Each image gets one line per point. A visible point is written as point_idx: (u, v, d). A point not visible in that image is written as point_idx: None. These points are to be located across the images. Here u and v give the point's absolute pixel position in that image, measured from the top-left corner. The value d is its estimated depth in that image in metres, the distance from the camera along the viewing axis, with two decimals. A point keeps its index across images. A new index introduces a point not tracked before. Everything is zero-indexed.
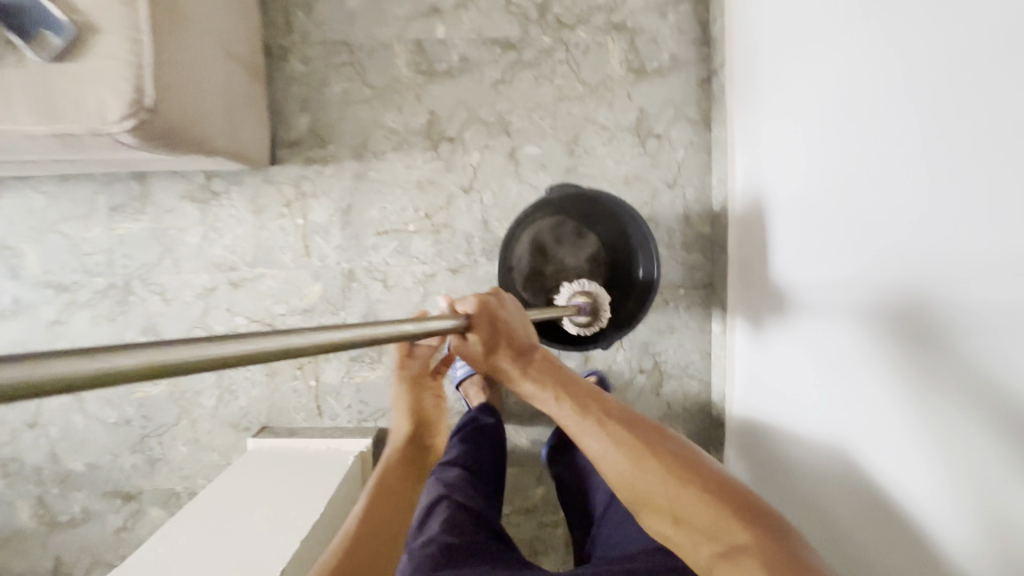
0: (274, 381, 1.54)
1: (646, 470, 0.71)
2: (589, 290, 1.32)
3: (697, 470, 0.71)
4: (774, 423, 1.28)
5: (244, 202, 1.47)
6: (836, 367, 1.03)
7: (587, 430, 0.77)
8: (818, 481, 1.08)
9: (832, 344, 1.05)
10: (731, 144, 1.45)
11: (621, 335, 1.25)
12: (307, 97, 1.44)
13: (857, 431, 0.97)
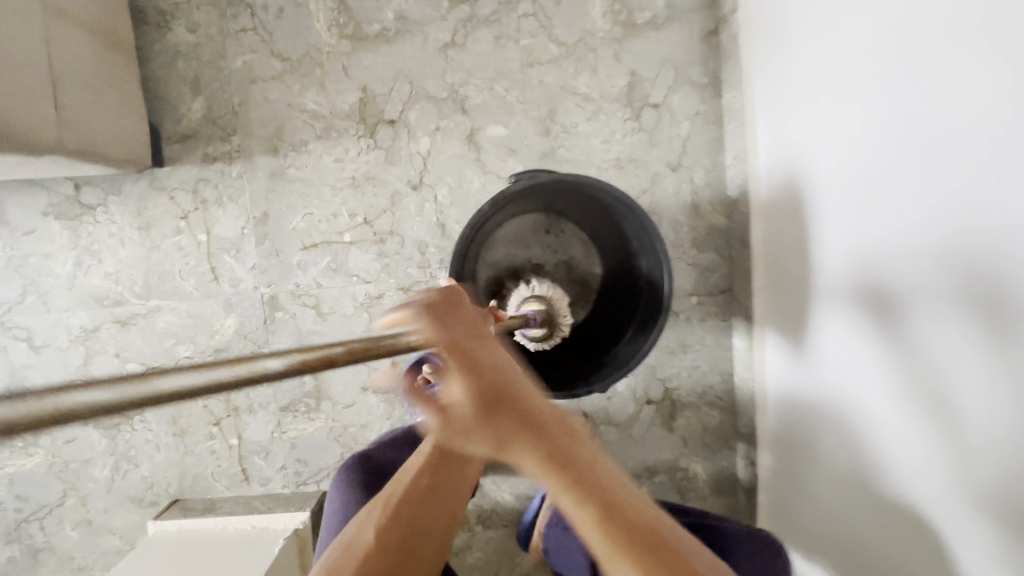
0: (184, 443, 1.20)
1: None
2: (543, 293, 1.00)
3: None
4: (788, 441, 1.09)
5: (128, 216, 1.13)
6: (876, 393, 0.81)
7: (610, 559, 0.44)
8: (838, 513, 0.92)
9: (855, 355, 0.87)
10: (750, 109, 1.13)
11: (625, 374, 0.90)
12: (199, 75, 1.11)
13: (887, 467, 0.79)
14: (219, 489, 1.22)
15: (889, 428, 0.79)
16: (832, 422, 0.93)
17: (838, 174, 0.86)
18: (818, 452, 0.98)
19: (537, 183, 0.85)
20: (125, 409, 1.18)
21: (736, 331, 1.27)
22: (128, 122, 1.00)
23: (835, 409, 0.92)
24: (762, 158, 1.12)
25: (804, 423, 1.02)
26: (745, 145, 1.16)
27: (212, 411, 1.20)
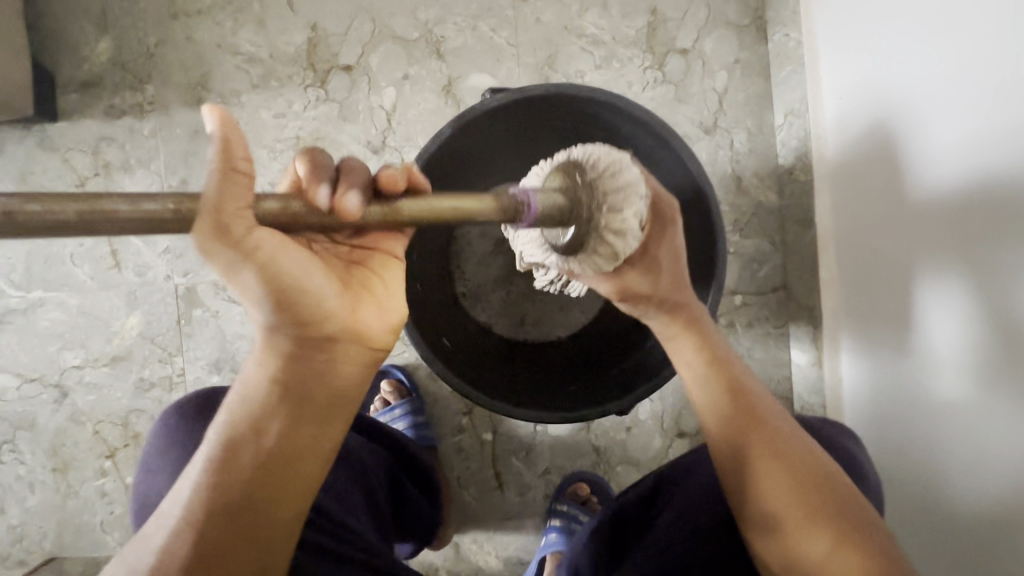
0: (66, 482, 0.91)
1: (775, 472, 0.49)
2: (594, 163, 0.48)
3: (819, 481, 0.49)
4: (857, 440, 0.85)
5: (9, 185, 0.90)
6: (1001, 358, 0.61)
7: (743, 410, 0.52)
8: (934, 525, 0.69)
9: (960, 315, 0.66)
10: (810, 46, 0.86)
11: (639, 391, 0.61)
12: (106, 10, 0.89)
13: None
14: (110, 545, 0.91)
15: (1013, 431, 0.59)
16: (922, 435, 0.72)
17: (910, 96, 0.69)
18: (905, 479, 0.75)
19: (510, 95, 0.60)
20: None
21: (794, 340, 0.97)
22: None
23: (926, 417, 0.71)
24: (828, 110, 0.85)
25: (886, 447, 0.78)
26: (803, 94, 0.89)
27: (105, 440, 0.91)
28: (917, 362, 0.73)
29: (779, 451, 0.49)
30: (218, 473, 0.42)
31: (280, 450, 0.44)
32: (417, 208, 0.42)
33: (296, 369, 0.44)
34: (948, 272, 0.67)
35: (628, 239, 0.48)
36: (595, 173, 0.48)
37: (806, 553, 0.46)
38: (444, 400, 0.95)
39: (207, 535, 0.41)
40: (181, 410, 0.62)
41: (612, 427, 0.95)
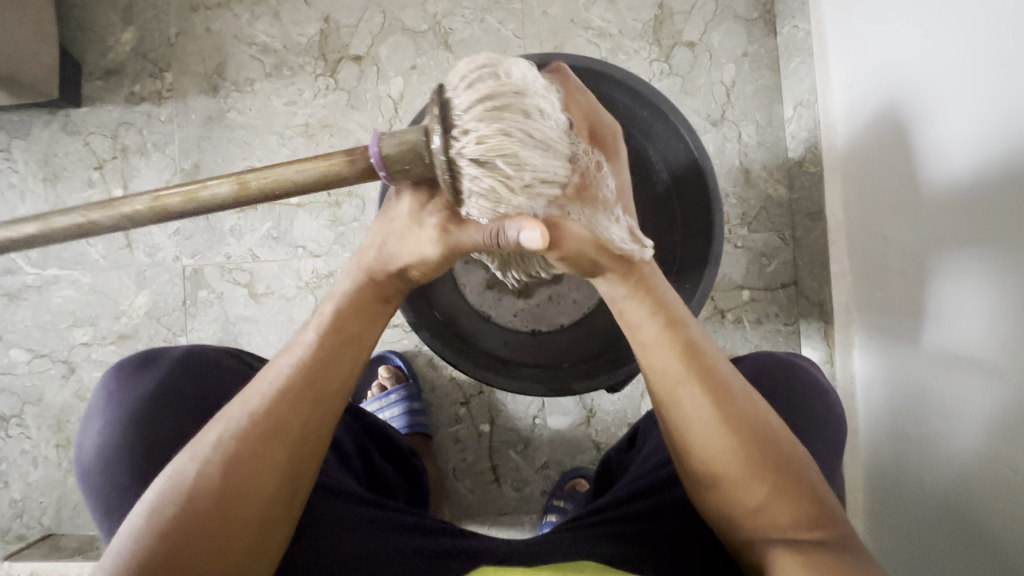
0: (67, 457, 0.93)
1: (709, 438, 0.47)
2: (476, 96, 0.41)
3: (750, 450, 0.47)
4: (869, 427, 0.82)
5: (33, 166, 0.95)
6: (998, 334, 0.60)
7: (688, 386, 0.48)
8: (939, 505, 0.67)
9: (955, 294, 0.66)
10: (819, 36, 0.85)
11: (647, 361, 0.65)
12: (134, 4, 0.95)
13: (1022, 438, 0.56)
14: None
15: (1017, 418, 0.57)
16: (939, 433, 0.68)
17: (910, 78, 0.69)
18: (920, 476, 0.71)
19: None
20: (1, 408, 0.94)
21: (805, 338, 0.93)
22: (25, 37, 0.83)
23: (943, 415, 0.67)
24: (838, 100, 0.83)
25: (902, 442, 0.75)
26: (812, 84, 0.87)
27: None
28: (933, 356, 0.70)
29: (730, 408, 0.48)
30: (264, 397, 0.47)
31: (314, 380, 0.48)
32: (337, 173, 0.44)
33: (362, 313, 0.50)
34: (957, 261, 0.64)
35: (516, 159, 0.40)
36: (447, 111, 0.41)
37: (741, 504, 0.47)
38: (442, 388, 0.94)
39: (251, 452, 0.45)
40: (118, 370, 0.63)
41: (615, 423, 0.92)
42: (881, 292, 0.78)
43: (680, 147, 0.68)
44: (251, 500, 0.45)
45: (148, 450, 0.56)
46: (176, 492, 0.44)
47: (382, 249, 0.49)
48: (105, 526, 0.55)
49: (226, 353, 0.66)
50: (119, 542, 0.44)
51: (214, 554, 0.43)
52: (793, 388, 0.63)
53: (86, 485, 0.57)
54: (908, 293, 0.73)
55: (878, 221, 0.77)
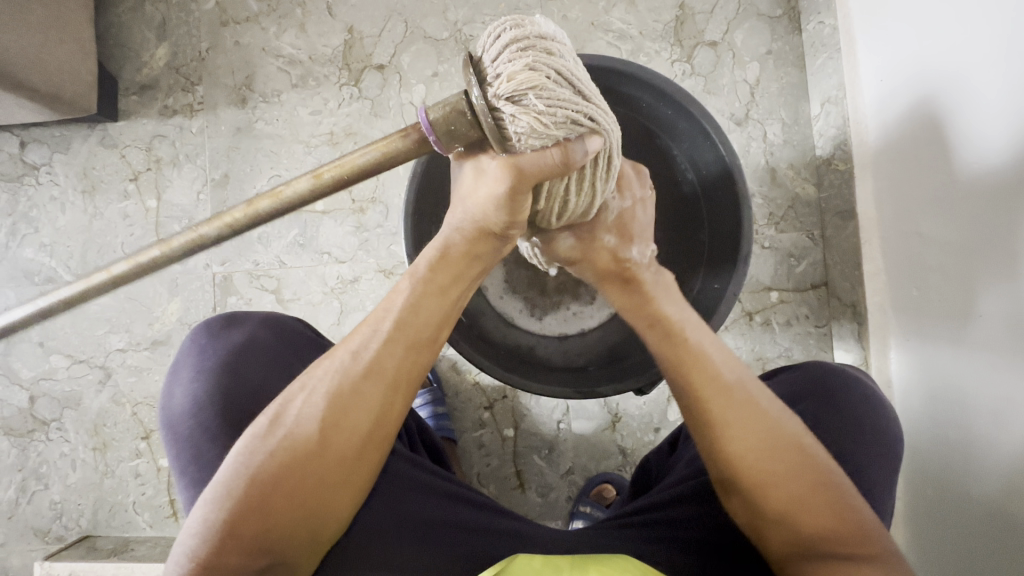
0: (102, 461, 0.95)
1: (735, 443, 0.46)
2: (502, 41, 0.43)
3: (783, 459, 0.46)
4: (911, 427, 0.79)
5: (72, 178, 0.99)
6: None
7: (713, 389, 0.48)
8: (991, 510, 0.64)
9: (996, 281, 0.63)
10: (846, 30, 0.83)
11: None
12: (167, 20, 0.99)
13: None
14: (139, 526, 0.93)
15: None
16: (986, 437, 0.65)
17: (934, 72, 0.69)
18: (967, 484, 0.68)
19: None
20: (41, 412, 0.97)
21: (837, 341, 0.91)
22: (67, 55, 0.86)
23: (991, 418, 0.65)
24: (868, 95, 0.81)
25: (945, 448, 0.72)
26: (840, 80, 0.86)
27: (142, 422, 0.95)
28: (980, 357, 0.66)
29: (743, 409, 0.47)
30: (367, 338, 0.47)
31: (410, 328, 0.48)
32: (393, 150, 0.47)
33: (456, 265, 0.51)
34: (1002, 252, 0.62)
35: (547, 93, 0.42)
36: (480, 68, 0.44)
37: (768, 513, 0.46)
38: (465, 393, 0.94)
39: (352, 394, 0.46)
40: (204, 326, 0.64)
41: (641, 429, 0.90)
42: (919, 289, 0.75)
43: (706, 145, 0.67)
44: (349, 437, 0.45)
45: (242, 405, 0.57)
46: (284, 422, 0.45)
47: (467, 204, 0.50)
48: (193, 477, 0.56)
49: (312, 332, 0.70)
50: (231, 463, 0.45)
51: (317, 484, 0.45)
52: (841, 399, 0.61)
53: (174, 437, 0.58)
54: (946, 288, 0.71)
55: (910, 218, 0.75)
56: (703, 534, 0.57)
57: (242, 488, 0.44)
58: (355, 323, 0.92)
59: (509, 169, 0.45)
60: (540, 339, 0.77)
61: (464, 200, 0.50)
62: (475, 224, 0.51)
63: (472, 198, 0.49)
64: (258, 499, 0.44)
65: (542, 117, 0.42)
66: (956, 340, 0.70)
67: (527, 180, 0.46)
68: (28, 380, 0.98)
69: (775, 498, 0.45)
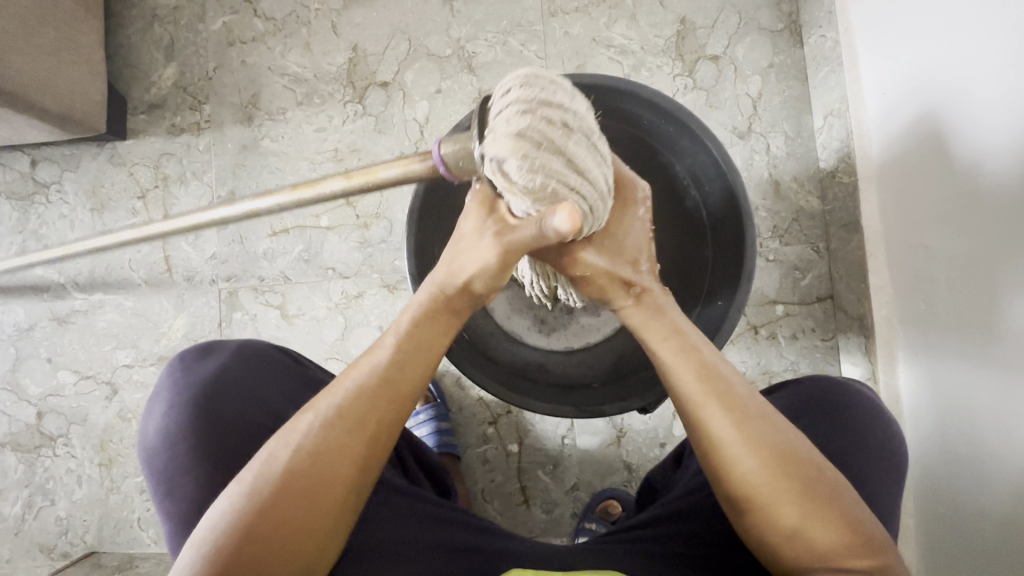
0: (109, 476, 0.95)
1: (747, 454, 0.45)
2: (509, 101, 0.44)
3: (792, 470, 0.45)
4: (920, 442, 0.77)
5: (81, 196, 1.01)
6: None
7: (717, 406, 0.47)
8: (1003, 529, 0.63)
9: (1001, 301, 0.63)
10: (848, 44, 0.83)
11: None
12: (174, 41, 1.00)
13: None
14: (145, 542, 0.93)
15: None
16: (996, 453, 0.64)
17: (934, 87, 0.69)
18: (978, 502, 0.67)
19: None
20: (49, 428, 0.98)
21: (845, 354, 0.90)
22: (78, 76, 0.88)
23: (1000, 435, 0.64)
24: (870, 107, 0.81)
25: (954, 464, 0.71)
26: (841, 93, 0.86)
27: None
28: (988, 369, 0.66)
29: (743, 422, 0.46)
30: (348, 394, 0.47)
31: (392, 382, 0.48)
32: (411, 172, 0.50)
33: (439, 325, 0.51)
34: (1000, 274, 0.63)
35: (530, 159, 0.43)
36: (486, 118, 0.45)
37: (779, 529, 0.45)
38: (470, 408, 0.94)
39: (335, 447, 0.46)
40: (181, 356, 0.64)
41: (646, 444, 0.89)
42: (925, 304, 0.75)
43: (708, 161, 0.67)
44: (333, 489, 0.46)
45: (220, 436, 0.58)
46: (268, 476, 0.45)
47: (450, 266, 0.51)
48: (167, 509, 0.56)
49: (289, 356, 0.68)
50: (217, 518, 0.45)
51: (295, 540, 0.45)
52: (858, 424, 0.59)
53: (150, 470, 0.59)
54: (950, 304, 0.70)
55: (913, 232, 0.75)
56: (705, 551, 0.56)
57: (229, 543, 0.44)
58: (359, 339, 0.92)
59: (499, 243, 0.48)
60: (549, 355, 0.76)
61: (453, 258, 0.51)
62: (460, 283, 0.51)
63: (460, 258, 0.51)
64: (245, 555, 0.43)
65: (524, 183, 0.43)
66: (963, 356, 0.69)
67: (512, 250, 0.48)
68: (37, 396, 0.99)
69: (789, 508, 0.45)
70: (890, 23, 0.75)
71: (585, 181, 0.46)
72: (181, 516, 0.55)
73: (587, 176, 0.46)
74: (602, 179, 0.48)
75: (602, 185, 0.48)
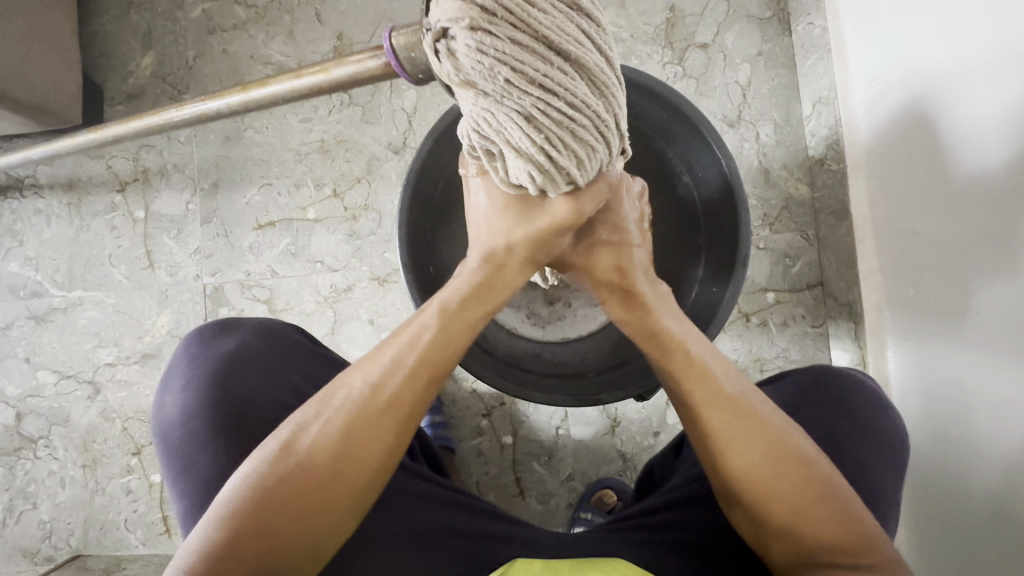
0: (93, 477, 0.93)
1: (744, 452, 0.46)
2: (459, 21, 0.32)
3: (787, 476, 0.45)
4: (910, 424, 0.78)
5: (57, 190, 0.98)
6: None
7: (714, 407, 0.47)
8: (992, 509, 0.64)
9: (991, 287, 0.64)
10: (835, 31, 0.83)
11: None
12: (152, 29, 0.97)
13: None
14: (132, 544, 0.91)
15: None
16: (985, 435, 0.65)
17: (920, 72, 0.70)
18: (967, 481, 0.68)
19: None
20: (29, 430, 0.95)
21: (834, 340, 0.91)
22: (52, 66, 0.85)
23: (992, 417, 0.64)
24: (857, 95, 0.82)
25: (944, 447, 0.72)
26: (830, 80, 0.86)
27: (132, 437, 0.93)
28: (975, 351, 0.67)
29: (752, 428, 0.46)
30: (386, 370, 0.46)
31: (436, 359, 0.47)
32: (366, 69, 0.48)
33: (491, 292, 0.50)
34: (988, 259, 0.63)
35: (501, 128, 0.37)
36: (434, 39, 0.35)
37: (770, 525, 0.46)
38: (463, 401, 0.93)
39: (368, 424, 0.45)
40: (197, 332, 0.62)
41: (640, 433, 0.89)
42: (916, 289, 0.75)
43: (702, 148, 0.67)
44: (361, 470, 0.45)
45: (236, 414, 0.56)
46: (296, 448, 0.45)
47: (507, 228, 0.49)
48: (183, 487, 0.55)
49: (308, 338, 0.67)
50: (237, 485, 0.44)
51: (320, 513, 0.44)
52: (851, 404, 0.61)
53: (163, 446, 0.57)
54: (940, 288, 0.71)
55: (902, 218, 0.75)
56: (706, 535, 0.57)
57: (253, 515, 0.43)
58: (350, 332, 0.91)
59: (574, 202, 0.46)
60: (545, 346, 0.76)
61: (511, 230, 0.49)
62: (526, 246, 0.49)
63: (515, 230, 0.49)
64: (268, 523, 0.43)
65: (506, 149, 0.39)
66: (952, 338, 0.70)
67: (585, 203, 0.47)
68: (16, 398, 0.96)
69: (780, 508, 0.45)
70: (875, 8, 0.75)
71: (561, 72, 0.34)
72: (197, 492, 0.54)
73: (570, 61, 0.34)
74: (592, 67, 0.35)
75: (594, 89, 0.36)
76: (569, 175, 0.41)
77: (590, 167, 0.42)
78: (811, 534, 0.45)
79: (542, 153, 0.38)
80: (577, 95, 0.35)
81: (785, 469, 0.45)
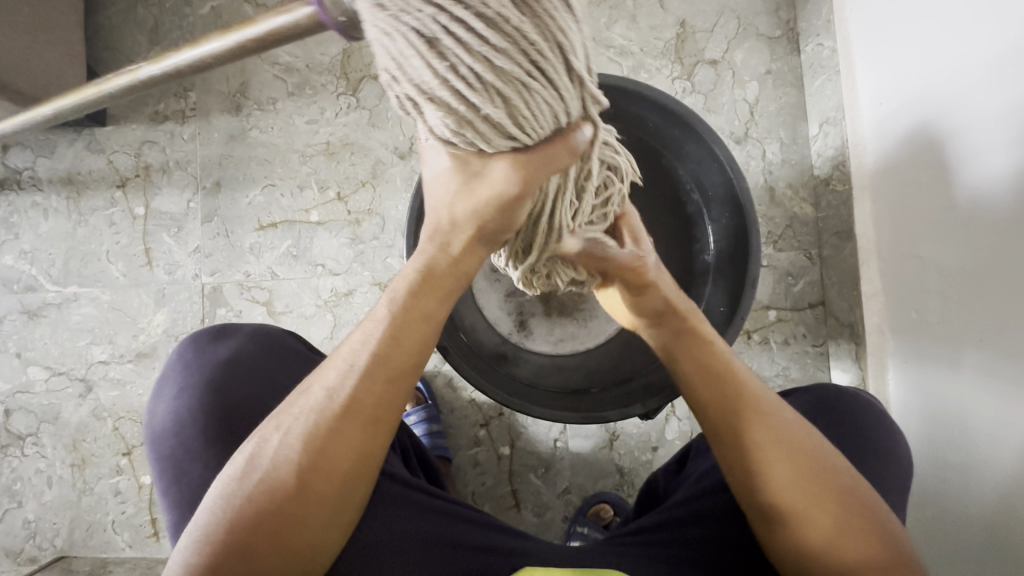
0: (81, 477, 0.91)
1: (775, 450, 0.48)
2: None
3: (821, 472, 0.47)
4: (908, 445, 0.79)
5: (56, 183, 0.96)
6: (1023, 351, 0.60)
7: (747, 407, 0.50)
8: (991, 536, 0.64)
9: (989, 314, 0.64)
10: (845, 52, 0.83)
11: None
12: (159, 23, 0.96)
13: None
14: (119, 546, 0.89)
15: None
16: (984, 461, 0.65)
17: (928, 96, 0.70)
18: (965, 506, 0.68)
19: None
20: (17, 427, 0.94)
21: (835, 360, 0.91)
22: (55, 58, 0.84)
23: (993, 445, 0.64)
24: (865, 116, 0.82)
25: (943, 471, 0.72)
26: (838, 102, 0.86)
27: (123, 437, 0.91)
28: (976, 380, 0.67)
29: (775, 437, 0.48)
30: (340, 374, 0.45)
31: (389, 359, 0.45)
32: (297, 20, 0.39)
33: (440, 287, 0.46)
34: (989, 285, 0.63)
35: (424, 83, 0.32)
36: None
37: (813, 536, 0.46)
38: (461, 410, 0.92)
39: (330, 433, 0.43)
40: (192, 338, 0.62)
41: (639, 447, 0.89)
42: (917, 313, 0.75)
43: (713, 166, 0.67)
44: (328, 480, 0.44)
45: (230, 422, 0.55)
46: (261, 463, 0.44)
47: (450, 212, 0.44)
48: (174, 496, 0.54)
49: (306, 346, 0.66)
50: (211, 503, 0.44)
51: (296, 526, 0.43)
52: (858, 423, 0.60)
53: (154, 454, 0.56)
54: (941, 312, 0.71)
55: (907, 240, 0.76)
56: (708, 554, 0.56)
57: (224, 532, 0.43)
58: (349, 336, 0.90)
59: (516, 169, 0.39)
60: (547, 358, 0.76)
61: (455, 204, 0.43)
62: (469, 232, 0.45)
63: (470, 203, 0.43)
64: (238, 543, 0.42)
65: (439, 112, 0.34)
66: (953, 364, 0.70)
67: (530, 169, 0.39)
68: (5, 393, 0.95)
69: (823, 506, 0.46)
70: (884, 31, 0.75)
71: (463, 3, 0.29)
72: (187, 503, 0.53)
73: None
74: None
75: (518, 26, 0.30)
76: (509, 131, 0.35)
77: (535, 116, 0.35)
78: (854, 541, 0.45)
79: (462, 102, 0.32)
80: (481, 21, 0.29)
81: (816, 468, 0.47)
